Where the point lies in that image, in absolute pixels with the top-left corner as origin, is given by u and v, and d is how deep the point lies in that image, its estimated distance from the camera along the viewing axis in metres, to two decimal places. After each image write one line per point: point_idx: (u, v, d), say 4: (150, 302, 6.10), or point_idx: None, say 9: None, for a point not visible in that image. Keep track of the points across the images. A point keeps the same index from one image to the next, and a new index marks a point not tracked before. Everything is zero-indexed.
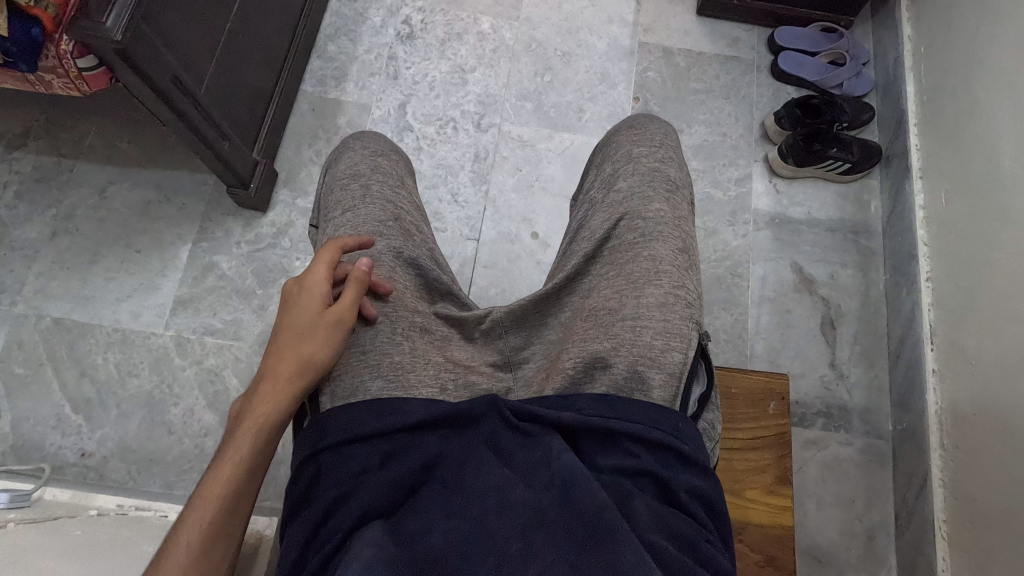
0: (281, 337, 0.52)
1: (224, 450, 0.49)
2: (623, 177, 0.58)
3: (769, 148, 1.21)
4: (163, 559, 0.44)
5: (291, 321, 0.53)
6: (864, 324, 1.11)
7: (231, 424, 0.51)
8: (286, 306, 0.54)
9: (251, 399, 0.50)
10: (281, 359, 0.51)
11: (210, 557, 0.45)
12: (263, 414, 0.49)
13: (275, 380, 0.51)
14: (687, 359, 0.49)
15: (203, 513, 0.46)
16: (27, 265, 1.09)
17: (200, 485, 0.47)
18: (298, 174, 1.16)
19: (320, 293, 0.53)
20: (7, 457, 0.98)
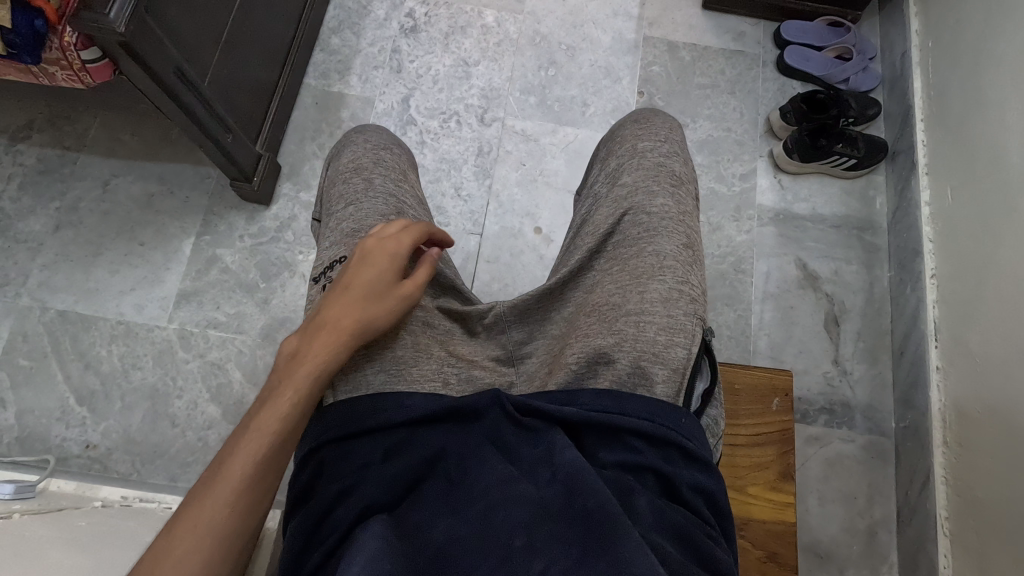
0: (352, 291, 0.51)
1: (277, 388, 0.46)
2: (627, 172, 0.57)
3: (774, 143, 1.21)
4: (209, 487, 0.41)
5: (360, 278, 0.52)
6: (868, 321, 1.11)
7: (282, 365, 0.48)
8: (354, 261, 0.53)
9: (309, 343, 0.49)
10: (345, 312, 0.50)
11: (258, 492, 0.42)
12: (323, 360, 0.48)
13: (336, 332, 0.49)
14: (690, 355, 0.49)
15: (259, 444, 0.43)
16: (31, 257, 1.09)
17: (251, 417, 0.45)
18: (301, 168, 1.16)
19: (395, 258, 0.54)
20: (12, 448, 0.99)
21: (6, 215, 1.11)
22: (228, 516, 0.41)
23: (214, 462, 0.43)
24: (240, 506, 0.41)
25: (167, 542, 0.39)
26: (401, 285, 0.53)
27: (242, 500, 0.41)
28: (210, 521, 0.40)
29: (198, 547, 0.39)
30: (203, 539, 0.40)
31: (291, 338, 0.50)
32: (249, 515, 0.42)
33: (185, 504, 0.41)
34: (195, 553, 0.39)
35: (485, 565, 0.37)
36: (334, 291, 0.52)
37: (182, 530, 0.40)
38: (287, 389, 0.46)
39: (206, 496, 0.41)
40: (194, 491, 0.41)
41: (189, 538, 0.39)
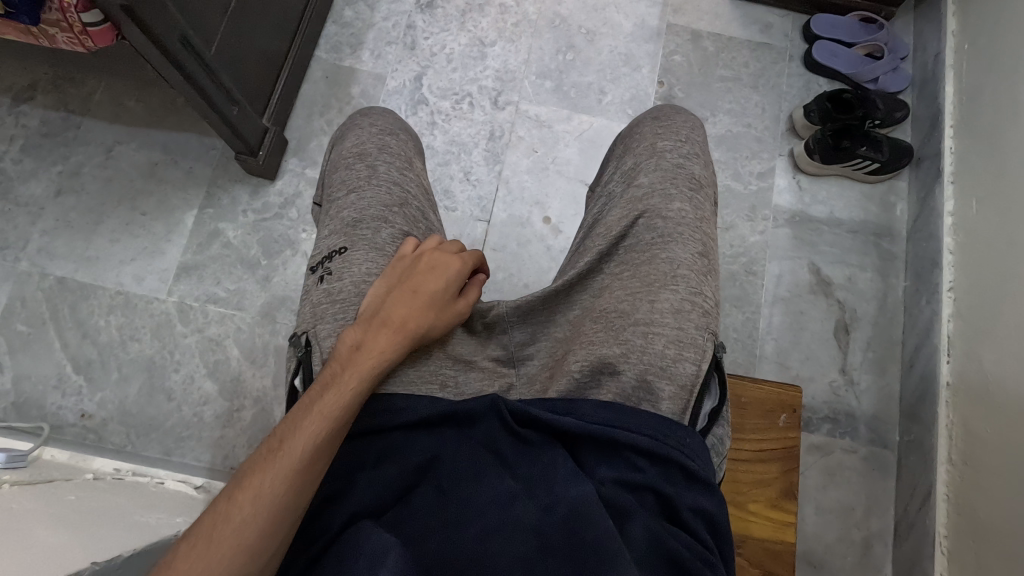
0: (419, 292, 0.49)
1: (339, 375, 0.45)
2: (644, 171, 0.55)
3: (795, 142, 1.17)
4: (271, 461, 0.41)
5: (428, 281, 0.50)
6: (879, 330, 1.08)
7: (343, 353, 0.47)
8: (422, 259, 0.52)
9: (372, 336, 0.47)
10: (411, 312, 0.49)
11: (312, 476, 0.41)
12: (385, 356, 0.46)
13: (397, 331, 0.48)
14: (699, 372, 0.47)
15: (315, 430, 0.42)
16: (31, 222, 1.07)
17: (312, 402, 0.44)
18: (308, 144, 1.13)
19: (464, 266, 0.52)
20: (8, 413, 0.99)
21: (7, 177, 1.09)
22: (286, 493, 0.40)
23: (275, 436, 0.43)
24: (298, 487, 0.41)
25: (227, 507, 0.40)
26: (465, 297, 0.52)
27: (298, 481, 0.41)
28: (269, 495, 0.40)
29: (253, 520, 0.39)
30: (258, 512, 0.39)
31: (352, 327, 0.48)
32: (301, 497, 0.41)
33: (246, 473, 0.41)
34: (250, 524, 0.39)
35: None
36: (399, 287, 0.50)
37: (241, 499, 0.40)
38: (348, 378, 0.45)
39: (266, 469, 0.40)
40: (254, 462, 0.41)
41: (247, 507, 0.39)
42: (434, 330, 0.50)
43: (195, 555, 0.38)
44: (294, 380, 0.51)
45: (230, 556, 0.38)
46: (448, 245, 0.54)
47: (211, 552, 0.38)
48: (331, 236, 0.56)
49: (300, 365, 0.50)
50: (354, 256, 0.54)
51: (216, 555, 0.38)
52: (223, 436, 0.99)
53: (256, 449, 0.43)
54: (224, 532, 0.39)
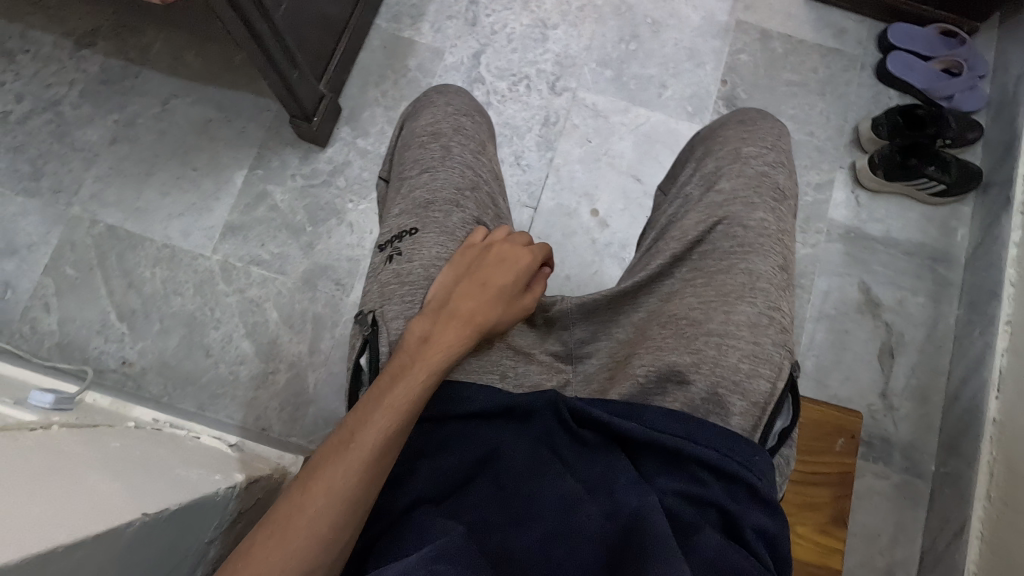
0: (487, 286, 0.50)
1: (408, 366, 0.45)
2: (726, 176, 0.53)
3: (858, 155, 1.13)
4: (343, 452, 0.41)
5: (496, 275, 0.50)
6: (925, 358, 1.05)
7: (412, 345, 0.47)
8: (490, 252, 0.52)
9: (441, 328, 0.47)
10: (480, 305, 0.49)
11: (382, 467, 0.42)
12: (455, 349, 0.46)
13: (466, 324, 0.48)
14: (774, 390, 0.46)
15: (386, 421, 0.42)
16: (85, 167, 1.09)
17: (383, 393, 0.44)
18: (361, 113, 1.12)
19: (532, 261, 0.53)
20: (52, 353, 1.01)
21: (65, 120, 1.10)
22: (358, 485, 0.40)
23: (345, 427, 0.43)
24: (369, 478, 0.41)
25: (301, 498, 0.40)
26: (531, 292, 0.52)
27: (370, 472, 0.41)
28: (340, 486, 0.40)
29: (328, 511, 0.39)
30: (331, 504, 0.39)
31: (421, 318, 0.48)
32: (371, 489, 0.41)
33: (317, 465, 0.41)
34: (324, 514, 0.39)
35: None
36: (468, 280, 0.50)
37: (314, 489, 0.40)
38: (418, 369, 0.45)
39: (339, 459, 0.41)
40: (325, 453, 0.42)
41: (320, 497, 0.39)
42: (500, 325, 0.50)
43: (272, 545, 0.38)
44: (358, 359, 0.51)
45: (305, 547, 0.38)
46: (513, 239, 0.54)
47: (286, 542, 0.38)
48: (401, 214, 0.55)
49: (366, 344, 0.50)
50: (425, 238, 0.54)
51: (292, 547, 0.38)
52: (256, 397, 1.01)
53: (326, 440, 0.43)
54: (298, 523, 0.39)
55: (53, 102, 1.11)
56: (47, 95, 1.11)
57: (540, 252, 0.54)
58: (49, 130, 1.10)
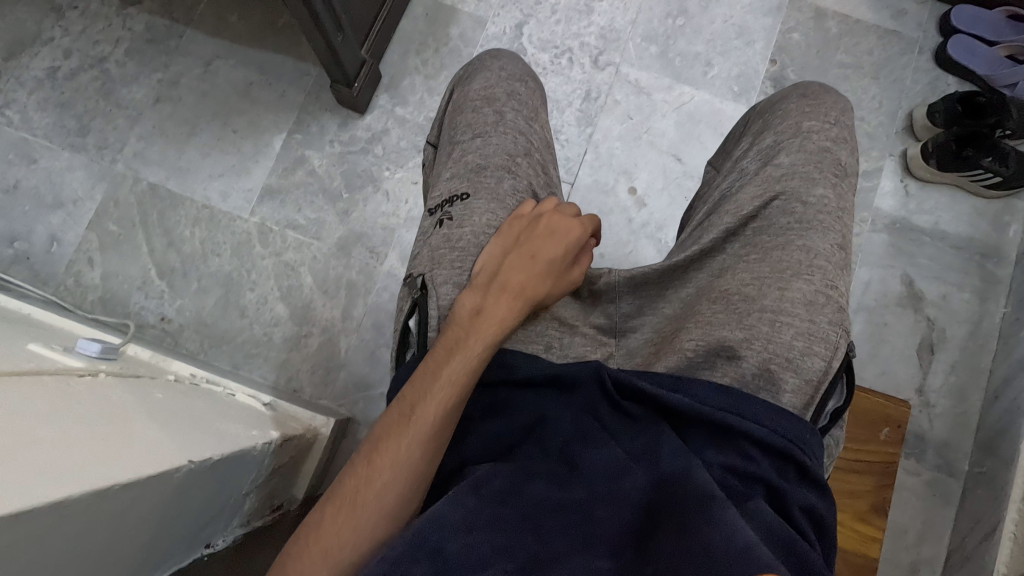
0: (538, 259, 0.50)
1: (463, 340, 0.46)
2: (786, 151, 0.52)
3: (910, 143, 1.09)
4: (404, 426, 0.42)
5: (547, 248, 0.50)
6: (967, 355, 1.03)
7: (465, 320, 0.47)
8: (540, 224, 0.51)
9: (494, 302, 0.48)
10: (531, 278, 0.49)
11: (441, 439, 0.43)
12: (508, 322, 0.47)
13: (519, 299, 0.48)
14: (828, 370, 0.45)
15: (445, 395, 0.43)
16: (130, 126, 1.10)
17: (439, 367, 0.44)
18: (401, 81, 1.11)
19: (581, 232, 0.52)
20: (96, 306, 1.04)
21: (111, 78, 1.11)
22: (421, 457, 0.42)
23: (403, 401, 0.44)
24: (431, 451, 0.42)
25: (366, 472, 0.41)
26: (579, 263, 0.52)
27: (431, 445, 0.42)
28: (406, 460, 0.41)
29: (394, 484, 0.40)
30: (398, 478, 0.41)
31: (471, 293, 0.49)
32: (433, 461, 0.42)
33: (378, 438, 0.42)
34: (392, 487, 0.40)
35: (580, 556, 0.35)
36: (519, 253, 0.50)
37: (378, 464, 0.41)
38: (474, 343, 0.46)
39: (401, 434, 0.42)
40: (386, 428, 0.43)
41: (386, 471, 0.41)
42: (549, 298, 0.51)
43: (343, 520, 0.39)
44: (407, 320, 0.52)
45: (376, 520, 0.40)
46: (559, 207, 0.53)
47: (356, 515, 0.39)
48: (452, 179, 0.56)
49: (415, 307, 0.51)
50: (476, 205, 0.54)
51: (363, 521, 0.39)
52: (289, 358, 1.03)
53: (384, 415, 0.44)
54: (366, 497, 0.40)
55: (99, 59, 1.12)
56: (94, 52, 1.12)
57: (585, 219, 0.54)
58: (95, 87, 1.11)
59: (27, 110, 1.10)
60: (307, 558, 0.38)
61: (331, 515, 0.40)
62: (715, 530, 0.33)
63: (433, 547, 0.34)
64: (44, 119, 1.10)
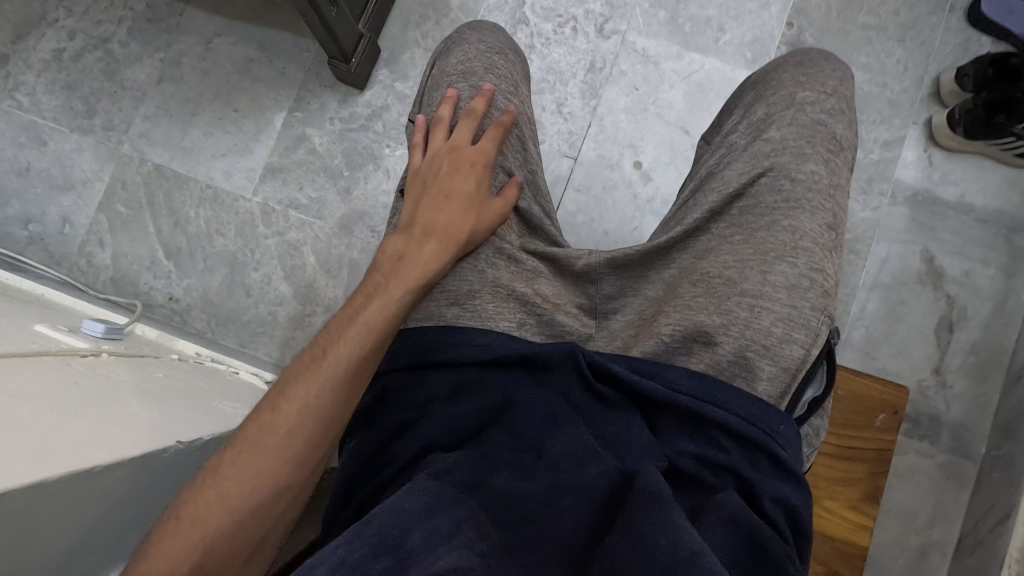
0: (451, 201, 0.54)
1: (383, 285, 0.52)
2: (777, 124, 0.50)
3: (937, 111, 1.03)
4: (318, 368, 0.48)
5: (458, 187, 0.55)
6: (989, 334, 0.98)
7: (388, 264, 0.53)
8: (449, 161, 0.56)
9: (416, 246, 0.53)
10: (451, 221, 0.53)
11: (355, 380, 0.49)
12: (428, 268, 0.52)
13: (441, 241, 0.53)
14: (807, 356, 0.45)
15: (359, 341, 0.49)
16: (134, 106, 1.11)
17: (356, 316, 0.51)
18: (401, 55, 1.09)
19: (487, 166, 0.56)
20: (108, 286, 1.07)
21: (114, 58, 1.12)
22: (332, 398, 0.48)
23: (322, 343, 0.50)
24: (341, 391, 0.48)
25: (278, 409, 0.47)
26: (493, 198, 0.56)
27: (342, 387, 0.48)
28: (316, 401, 0.48)
29: (304, 421, 0.47)
30: (308, 414, 0.47)
31: (395, 238, 0.54)
32: (345, 402, 0.49)
33: (295, 378, 0.49)
34: (300, 424, 0.47)
35: (536, 555, 0.35)
36: (436, 197, 0.55)
37: (291, 404, 0.47)
38: (394, 286, 0.52)
39: (315, 376, 0.48)
40: (303, 368, 0.49)
41: (292, 417, 0.47)
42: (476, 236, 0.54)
43: (251, 451, 0.46)
44: None
45: (282, 451, 0.46)
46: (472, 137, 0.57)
47: (263, 448, 0.46)
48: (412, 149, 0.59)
49: None
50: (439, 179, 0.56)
51: (264, 464, 0.46)
52: (293, 337, 1.04)
53: (294, 365, 0.50)
54: (275, 431, 0.47)
55: (102, 39, 1.12)
56: (97, 32, 1.12)
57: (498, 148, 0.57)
58: (100, 68, 1.12)
59: (36, 93, 1.11)
60: (207, 499, 0.44)
61: (231, 460, 0.46)
62: (662, 536, 0.32)
63: (396, 539, 0.32)
64: (52, 102, 1.11)
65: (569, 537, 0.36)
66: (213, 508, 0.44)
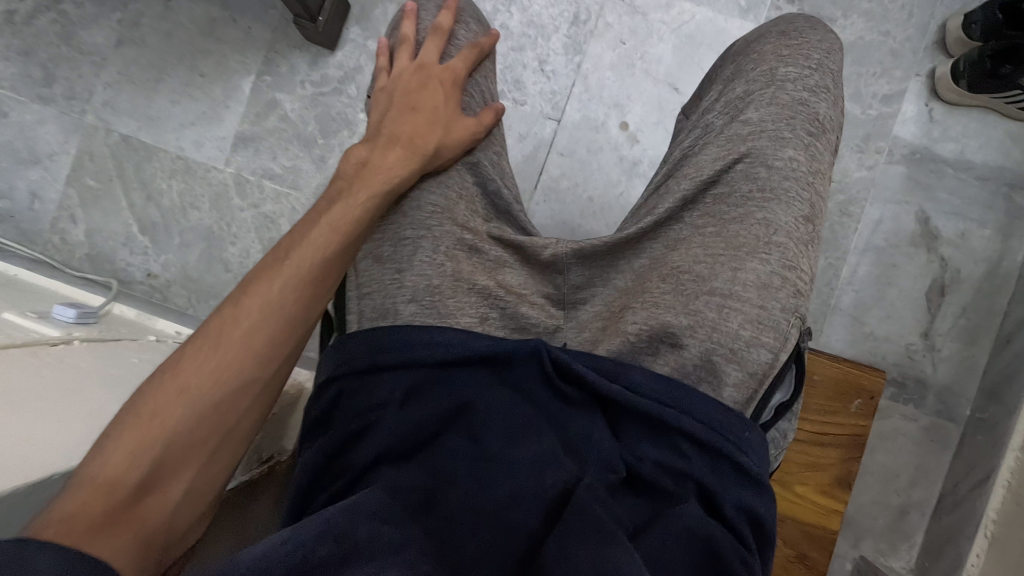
0: (420, 110, 0.56)
1: (347, 191, 0.53)
2: (755, 104, 0.49)
3: (941, 61, 0.97)
4: (279, 268, 0.49)
5: (428, 100, 0.57)
6: (980, 297, 0.96)
7: (351, 171, 0.54)
8: (418, 75, 0.58)
9: (381, 152, 0.54)
10: (419, 131, 0.55)
11: (318, 283, 0.49)
12: (394, 172, 0.54)
13: (408, 148, 0.54)
14: (775, 360, 0.45)
15: (322, 243, 0.50)
16: (95, 73, 1.05)
17: (318, 219, 0.51)
18: (372, 11, 1.02)
19: (455, 82, 0.59)
20: (85, 264, 1.05)
21: (69, 20, 1.05)
22: (295, 298, 0.48)
23: (282, 248, 0.50)
24: (304, 293, 0.49)
25: (237, 308, 0.47)
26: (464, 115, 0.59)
27: (307, 290, 0.49)
28: (278, 298, 0.47)
29: (266, 319, 0.47)
30: (269, 311, 0.47)
31: (360, 145, 0.55)
32: (307, 304, 0.49)
33: (256, 277, 0.49)
34: (264, 319, 0.47)
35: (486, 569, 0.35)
36: (403, 107, 0.56)
37: (250, 303, 0.47)
38: (360, 190, 0.52)
39: (276, 274, 0.48)
40: (262, 271, 0.49)
41: (254, 311, 0.47)
42: (444, 150, 0.56)
43: (209, 348, 0.45)
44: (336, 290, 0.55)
45: (244, 348, 0.46)
46: (441, 53, 0.60)
47: (223, 344, 0.46)
48: (376, 72, 0.62)
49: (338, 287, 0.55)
50: (407, 94, 0.57)
51: (226, 355, 0.45)
52: None
53: (253, 268, 0.50)
54: (236, 328, 0.46)
55: None
56: None
57: (470, 65, 0.60)
58: (55, 31, 1.05)
59: None
60: (168, 388, 0.44)
61: (191, 355, 0.45)
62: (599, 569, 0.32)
63: (340, 532, 0.33)
64: (9, 69, 1.06)
65: (520, 550, 0.36)
66: (174, 398, 0.44)
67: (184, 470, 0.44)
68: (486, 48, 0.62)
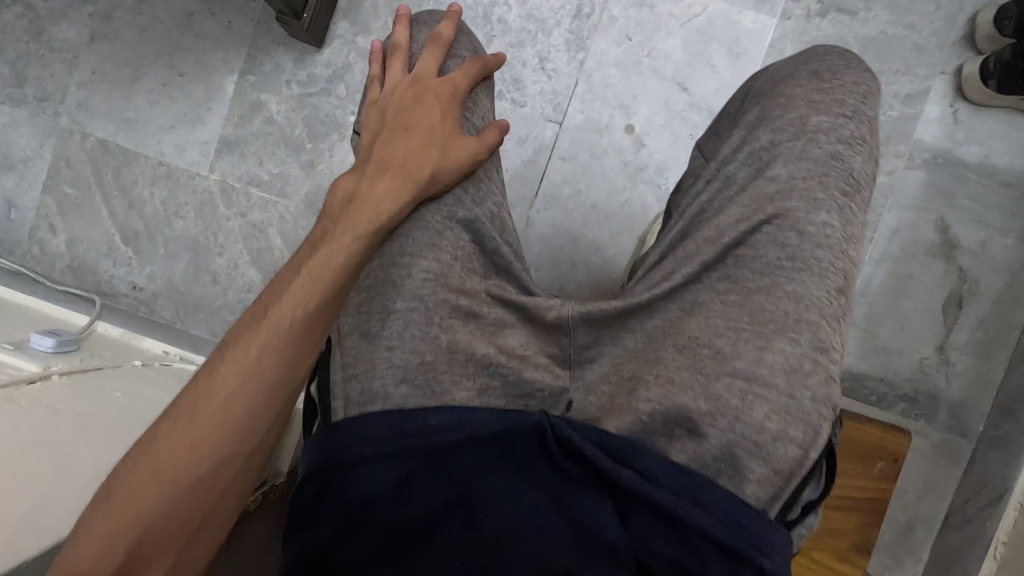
0: (414, 132, 0.51)
1: (332, 231, 0.49)
2: (784, 159, 0.48)
3: (968, 57, 0.91)
4: (256, 330, 0.45)
5: (423, 119, 0.52)
6: (999, 309, 0.92)
7: (338, 208, 0.50)
8: (414, 91, 0.53)
9: (370, 184, 0.50)
10: (411, 157, 0.50)
11: (298, 342, 0.46)
12: (383, 207, 0.49)
13: (399, 178, 0.50)
14: (804, 456, 0.43)
15: (301, 299, 0.46)
16: (68, 72, 0.99)
17: (299, 270, 0.47)
18: (361, 3, 0.95)
19: (455, 97, 0.54)
20: (67, 276, 1.01)
21: (37, 14, 0.98)
22: (273, 361, 0.45)
23: (263, 304, 0.47)
24: (283, 355, 0.45)
25: (213, 376, 0.45)
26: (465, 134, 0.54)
27: (286, 351, 0.45)
28: (254, 364, 0.45)
29: (242, 389, 0.44)
30: (245, 379, 0.44)
31: (347, 177, 0.51)
32: (286, 367, 0.46)
33: (234, 340, 0.46)
34: (239, 389, 0.44)
35: None
36: (396, 129, 0.52)
37: (226, 371, 0.44)
38: (345, 232, 0.48)
39: (253, 337, 0.45)
40: (240, 333, 0.46)
41: (230, 380, 0.44)
42: (439, 178, 0.51)
43: (184, 422, 0.44)
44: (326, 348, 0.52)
45: (219, 421, 0.44)
46: (439, 65, 0.56)
47: (197, 418, 0.44)
48: (368, 82, 0.58)
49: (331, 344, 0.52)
50: (400, 113, 0.53)
51: (200, 431, 0.43)
52: None
53: (232, 326, 0.47)
54: (211, 400, 0.44)
55: None
56: None
57: (472, 80, 0.55)
58: (23, 26, 0.99)
59: None
60: (142, 469, 0.42)
61: (166, 430, 0.44)
62: None
63: None
64: None
65: None
66: (148, 479, 0.42)
67: (164, 551, 0.43)
68: (492, 65, 0.58)
